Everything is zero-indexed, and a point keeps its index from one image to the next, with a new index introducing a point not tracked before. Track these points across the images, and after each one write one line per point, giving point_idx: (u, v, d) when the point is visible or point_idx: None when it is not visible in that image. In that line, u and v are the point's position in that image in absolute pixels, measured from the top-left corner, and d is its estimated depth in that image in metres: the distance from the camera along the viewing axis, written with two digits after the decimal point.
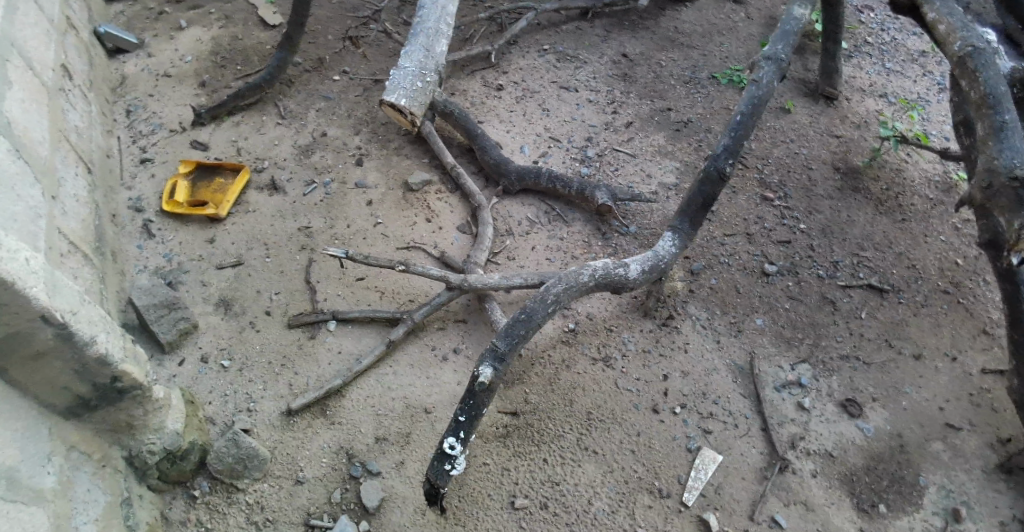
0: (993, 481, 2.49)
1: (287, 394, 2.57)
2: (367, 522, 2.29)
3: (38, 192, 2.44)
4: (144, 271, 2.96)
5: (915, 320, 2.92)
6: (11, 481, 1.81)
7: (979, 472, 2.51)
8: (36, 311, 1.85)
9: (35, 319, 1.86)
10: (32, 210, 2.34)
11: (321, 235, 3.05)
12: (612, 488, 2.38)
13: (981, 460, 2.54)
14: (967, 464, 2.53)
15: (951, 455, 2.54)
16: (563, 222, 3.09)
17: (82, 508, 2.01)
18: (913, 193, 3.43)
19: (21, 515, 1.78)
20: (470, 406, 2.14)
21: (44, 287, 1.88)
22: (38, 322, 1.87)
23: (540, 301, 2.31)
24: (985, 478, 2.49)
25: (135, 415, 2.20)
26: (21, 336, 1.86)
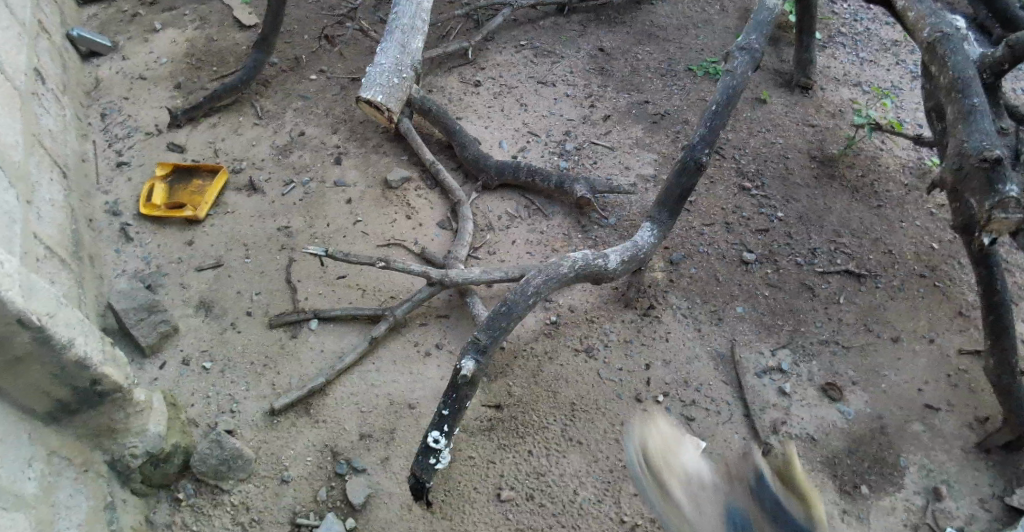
0: (973, 460, 2.53)
1: (270, 394, 2.57)
2: (354, 518, 2.30)
3: (13, 197, 2.41)
4: (123, 275, 2.94)
5: (893, 304, 2.97)
6: None
7: (958, 452, 2.55)
8: (13, 314, 1.84)
9: (12, 323, 1.85)
10: (7, 215, 2.32)
11: (301, 235, 3.04)
12: (598, 477, 2.40)
13: (960, 439, 2.58)
14: (946, 444, 2.57)
15: (930, 435, 2.59)
16: (543, 216, 3.10)
17: (64, 513, 1.99)
18: (888, 179, 3.47)
19: (4, 522, 1.77)
20: (453, 399, 2.19)
21: (20, 291, 1.87)
22: (15, 326, 1.85)
23: (521, 293, 2.33)
24: (965, 457, 2.54)
25: (117, 419, 2.19)
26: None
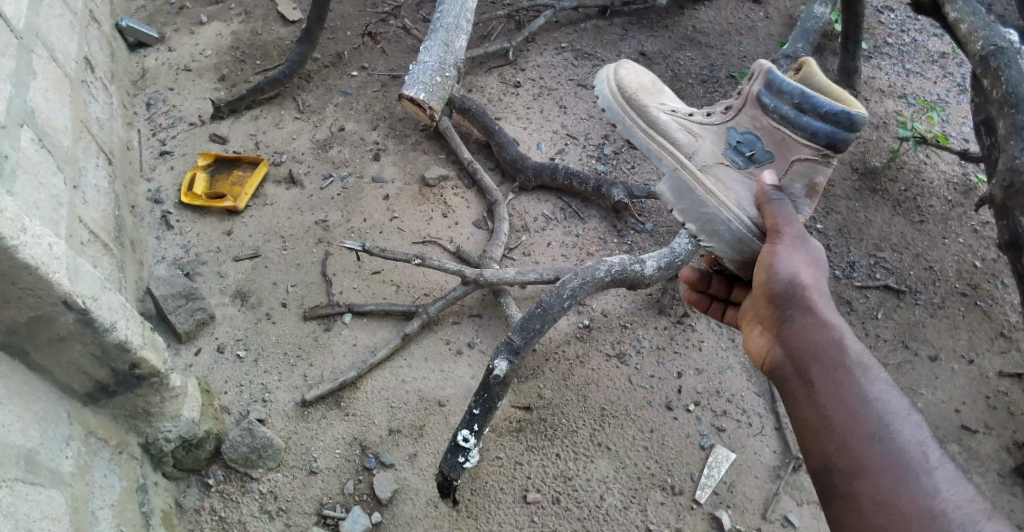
0: (1010, 485, 2.51)
1: (302, 385, 2.60)
2: (380, 512, 2.32)
3: (60, 181, 2.47)
4: (162, 262, 2.99)
5: (932, 322, 2.93)
6: (31, 463, 1.82)
7: (994, 475, 2.53)
8: (59, 295, 1.88)
9: (56, 303, 1.88)
10: (54, 198, 2.38)
11: (338, 229, 3.07)
12: (624, 483, 2.39)
13: (996, 464, 2.56)
14: (982, 466, 2.55)
15: (967, 457, 2.56)
16: (579, 219, 3.09)
17: (99, 493, 2.03)
18: (932, 194, 3.40)
19: (41, 497, 1.80)
20: (484, 399, 2.26)
21: (67, 272, 1.91)
22: (60, 306, 1.90)
23: (556, 296, 2.42)
24: (1001, 481, 2.52)
25: (152, 402, 2.24)
26: (43, 319, 1.89)
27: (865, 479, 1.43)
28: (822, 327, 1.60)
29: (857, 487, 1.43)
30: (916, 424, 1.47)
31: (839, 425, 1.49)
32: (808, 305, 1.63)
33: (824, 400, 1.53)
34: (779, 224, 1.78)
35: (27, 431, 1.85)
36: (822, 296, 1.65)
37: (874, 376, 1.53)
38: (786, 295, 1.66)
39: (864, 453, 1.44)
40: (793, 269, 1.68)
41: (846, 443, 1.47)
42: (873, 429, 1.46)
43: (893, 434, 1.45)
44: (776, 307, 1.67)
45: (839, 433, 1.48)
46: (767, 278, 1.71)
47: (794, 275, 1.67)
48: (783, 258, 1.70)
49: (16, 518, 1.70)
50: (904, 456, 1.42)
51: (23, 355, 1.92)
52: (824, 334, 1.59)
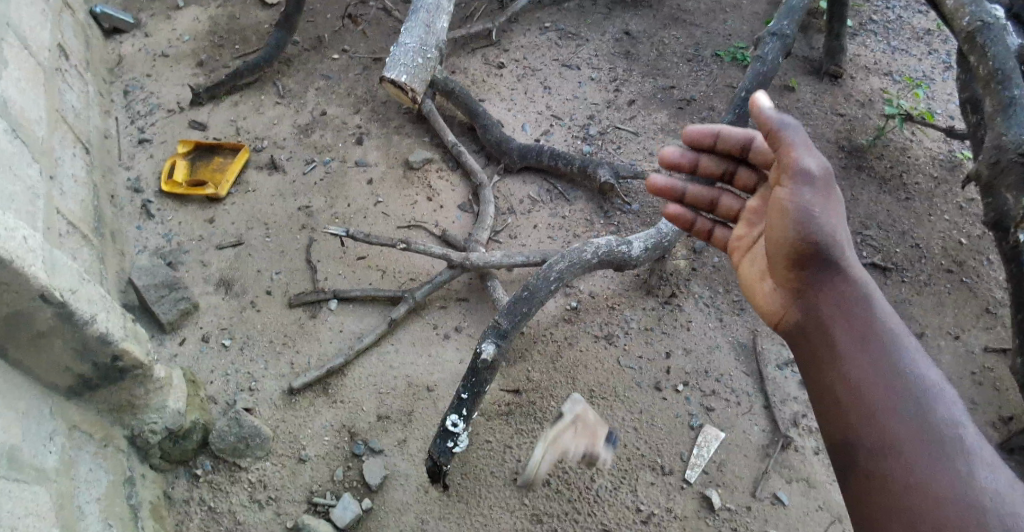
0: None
1: (289, 373, 2.58)
2: (370, 499, 2.32)
3: (35, 172, 2.42)
4: (144, 252, 2.95)
5: (919, 299, 2.97)
6: (14, 460, 1.79)
7: None
8: (36, 289, 1.85)
9: (34, 298, 1.86)
10: (30, 190, 2.33)
11: (322, 215, 3.03)
12: (614, 465, 2.40)
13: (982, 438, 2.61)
14: None
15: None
16: (565, 200, 3.07)
17: (85, 487, 2.01)
18: (918, 170, 3.41)
19: (25, 493, 1.77)
20: (472, 383, 2.25)
21: (43, 266, 1.88)
22: (38, 301, 1.87)
23: (543, 280, 2.39)
24: None
25: (137, 395, 2.22)
26: (22, 316, 1.86)
27: (896, 461, 1.40)
28: (852, 286, 1.61)
29: (886, 468, 1.41)
30: (954, 400, 1.44)
31: (869, 397, 1.48)
32: (835, 262, 1.64)
33: (858, 371, 1.51)
34: (800, 159, 1.64)
35: (9, 428, 1.83)
36: (848, 248, 1.66)
37: (909, 343, 1.53)
38: (814, 250, 1.63)
39: (895, 431, 1.43)
40: (821, 218, 1.63)
41: (878, 418, 1.45)
42: (906, 402, 1.45)
43: (931, 412, 1.42)
44: (803, 262, 1.66)
45: (872, 409, 1.46)
46: (792, 228, 1.65)
47: (818, 223, 1.63)
48: (807, 203, 1.63)
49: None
50: (940, 435, 1.39)
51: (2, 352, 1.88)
52: (853, 292, 1.61)
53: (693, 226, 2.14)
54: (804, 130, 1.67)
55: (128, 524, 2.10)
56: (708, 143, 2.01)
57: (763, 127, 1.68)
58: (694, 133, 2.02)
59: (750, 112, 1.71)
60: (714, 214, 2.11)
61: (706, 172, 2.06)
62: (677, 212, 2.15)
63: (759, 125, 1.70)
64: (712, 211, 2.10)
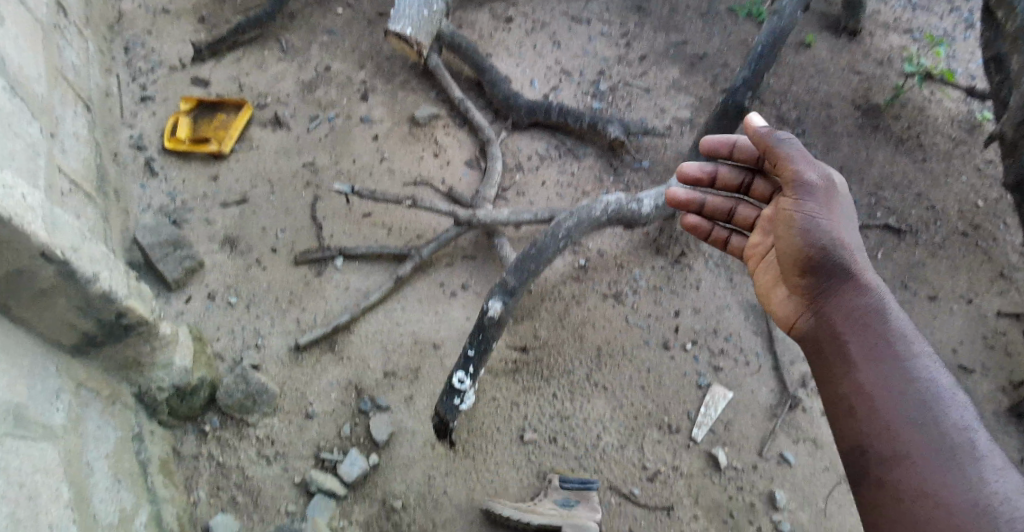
0: (1003, 424, 2.58)
1: (295, 330, 2.58)
2: (377, 454, 2.33)
3: (35, 131, 2.40)
4: (148, 210, 2.92)
5: (933, 262, 2.94)
6: (22, 418, 1.80)
7: (989, 415, 2.59)
8: (36, 247, 1.83)
9: (35, 256, 1.84)
10: (31, 148, 2.32)
11: (327, 172, 3.00)
12: (622, 423, 2.41)
13: (991, 403, 2.62)
14: (978, 407, 2.60)
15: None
16: (574, 158, 3.03)
17: (93, 444, 2.02)
18: (935, 131, 3.33)
19: (33, 450, 1.79)
20: (480, 340, 2.23)
21: (43, 223, 1.86)
22: (40, 260, 1.85)
23: (551, 237, 2.36)
24: (995, 421, 2.58)
25: (143, 352, 2.23)
26: (24, 274, 1.85)
27: (906, 467, 1.54)
28: (860, 293, 1.78)
29: (895, 474, 1.55)
30: (962, 406, 1.58)
31: (875, 398, 1.63)
32: (845, 272, 1.81)
33: (865, 376, 1.67)
34: (801, 175, 1.89)
35: (14, 386, 1.83)
36: (857, 257, 1.83)
37: (918, 350, 1.67)
38: (821, 259, 1.82)
39: (905, 437, 1.57)
40: (825, 229, 1.83)
41: (888, 427, 1.59)
42: (911, 405, 1.59)
43: (940, 419, 1.56)
44: (810, 270, 1.85)
45: (881, 416, 1.61)
46: (799, 239, 1.86)
47: (823, 233, 1.83)
48: (811, 216, 1.85)
49: (8, 473, 1.68)
50: (946, 441, 1.54)
51: (5, 310, 1.88)
52: (862, 301, 1.77)
53: (709, 234, 2.28)
54: (802, 148, 1.94)
55: (138, 480, 2.13)
56: (725, 151, 2.20)
57: (762, 147, 1.96)
58: (712, 143, 2.20)
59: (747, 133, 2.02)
60: (730, 224, 2.26)
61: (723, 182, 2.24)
62: (695, 222, 2.29)
63: (762, 148, 1.96)
64: (728, 221, 2.25)
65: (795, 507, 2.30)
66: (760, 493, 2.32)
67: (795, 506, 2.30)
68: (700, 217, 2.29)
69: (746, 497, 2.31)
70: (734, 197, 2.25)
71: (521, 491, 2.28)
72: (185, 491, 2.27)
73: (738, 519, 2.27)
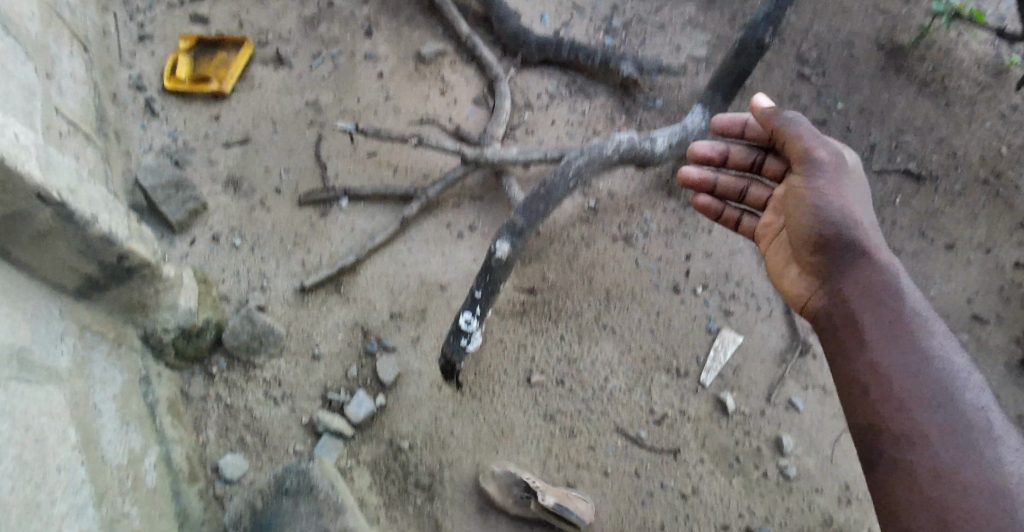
0: (1015, 375, 2.55)
1: (301, 272, 2.55)
2: (384, 396, 2.32)
3: (30, 71, 2.35)
4: (150, 151, 2.86)
5: (951, 210, 2.87)
6: (26, 360, 1.78)
7: (1001, 366, 2.56)
8: (32, 189, 1.81)
9: (31, 198, 1.82)
10: (25, 89, 2.26)
11: (331, 111, 2.94)
12: (630, 366, 2.39)
13: (1004, 354, 2.58)
14: (990, 357, 2.57)
15: (975, 347, 2.59)
16: (585, 96, 2.95)
17: (100, 387, 2.01)
18: (960, 74, 3.21)
19: (39, 394, 1.77)
20: (487, 282, 2.20)
21: (37, 164, 1.84)
22: (36, 202, 1.84)
23: (561, 176, 2.31)
24: (1007, 372, 2.55)
25: (147, 295, 2.22)
26: (22, 216, 1.84)
27: (922, 445, 1.55)
28: (876, 272, 1.82)
29: (912, 452, 1.56)
30: (977, 388, 1.61)
31: (893, 376, 1.65)
32: (860, 251, 1.86)
33: (882, 353, 1.69)
34: (814, 155, 1.99)
35: (18, 329, 1.81)
36: (872, 238, 1.88)
37: (935, 332, 1.70)
38: (835, 237, 1.88)
39: (921, 416, 1.58)
40: (839, 208, 1.90)
41: (905, 405, 1.61)
42: (929, 385, 1.61)
43: (957, 400, 1.59)
44: (826, 248, 1.90)
45: (898, 394, 1.62)
46: (813, 218, 1.93)
47: (837, 211, 1.90)
48: (825, 195, 1.93)
49: (14, 415, 1.66)
50: (963, 420, 1.56)
51: (5, 254, 1.87)
52: (878, 279, 1.81)
53: (720, 214, 2.37)
54: (813, 131, 2.05)
55: (146, 421, 2.13)
56: (737, 130, 2.29)
57: (774, 130, 2.08)
58: (723, 122, 2.30)
59: (754, 116, 2.16)
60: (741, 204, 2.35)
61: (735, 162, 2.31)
62: (707, 202, 2.37)
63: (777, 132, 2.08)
64: (739, 201, 2.34)
65: (802, 453, 2.29)
66: (767, 439, 2.30)
67: (802, 451, 2.29)
68: (712, 198, 2.37)
69: (753, 442, 2.29)
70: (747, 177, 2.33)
71: (527, 432, 2.27)
72: (194, 432, 2.27)
73: (744, 463, 2.26)
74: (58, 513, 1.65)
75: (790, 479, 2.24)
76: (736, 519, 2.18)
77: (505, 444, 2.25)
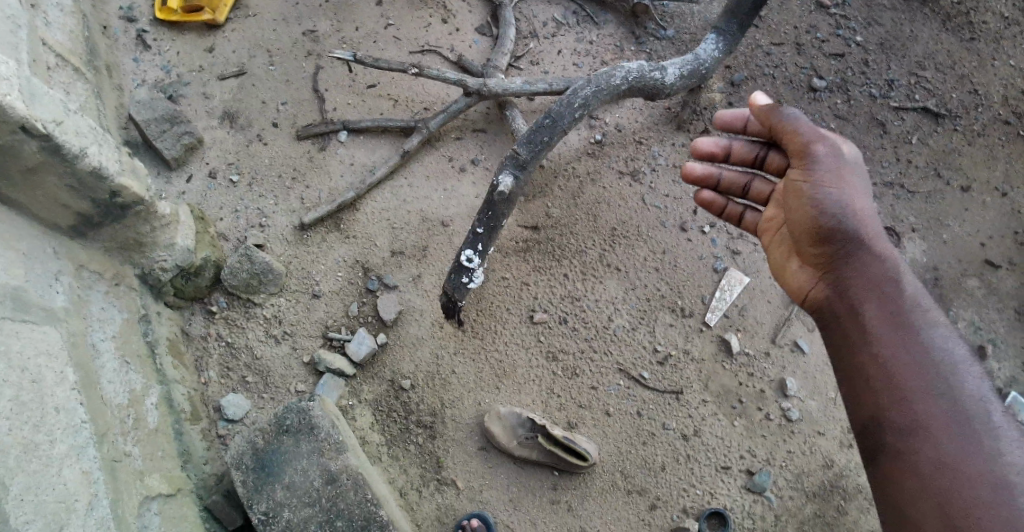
0: None
1: (299, 209, 2.49)
2: (385, 334, 2.28)
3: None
4: (143, 85, 2.75)
5: (969, 150, 2.76)
6: (19, 300, 1.74)
7: (1011, 312, 2.50)
8: (15, 122, 1.73)
9: (16, 131, 1.75)
10: (9, 20, 2.17)
11: (328, 41, 2.83)
12: (634, 304, 2.34)
13: (1016, 299, 2.52)
14: (1000, 303, 2.51)
15: (986, 293, 2.52)
16: (593, 24, 2.84)
17: (98, 325, 1.97)
18: (986, 8, 3.05)
19: (36, 334, 1.72)
20: (489, 218, 2.13)
21: (21, 96, 1.76)
22: (20, 135, 1.76)
23: (566, 106, 2.21)
24: (1017, 318, 2.49)
25: (143, 232, 2.15)
26: (5, 150, 1.77)
27: (925, 439, 1.42)
28: (877, 261, 1.63)
29: (915, 446, 1.42)
30: (981, 376, 1.47)
31: (896, 371, 1.49)
32: (862, 244, 1.66)
33: (884, 351, 1.52)
34: (810, 143, 1.75)
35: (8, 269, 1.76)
36: (873, 226, 1.69)
37: (935, 319, 1.54)
38: (833, 225, 1.68)
39: (923, 408, 1.44)
40: (837, 195, 1.69)
41: (905, 397, 1.46)
42: (934, 380, 1.46)
43: (960, 389, 1.44)
44: (823, 238, 1.70)
45: (898, 385, 1.48)
46: (811, 212, 1.71)
47: (840, 205, 1.68)
48: (820, 182, 1.71)
49: (9, 355, 1.62)
50: (967, 416, 1.42)
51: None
52: (881, 272, 1.62)
53: (724, 211, 2.07)
54: (811, 122, 1.80)
55: (146, 361, 2.08)
56: (740, 127, 2.00)
57: (764, 119, 1.85)
58: (727, 116, 2.01)
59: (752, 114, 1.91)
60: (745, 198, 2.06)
61: (739, 157, 2.01)
62: (709, 198, 2.08)
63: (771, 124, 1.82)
64: (743, 196, 2.04)
65: (806, 395, 2.25)
66: (772, 382, 2.26)
67: (805, 394, 2.25)
68: (712, 194, 2.07)
69: (757, 384, 2.25)
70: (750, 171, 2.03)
71: (528, 371, 2.23)
72: (195, 372, 2.24)
73: (747, 405, 2.22)
74: (58, 453, 1.61)
75: (792, 422, 2.21)
76: (738, 460, 2.15)
77: (506, 383, 2.22)
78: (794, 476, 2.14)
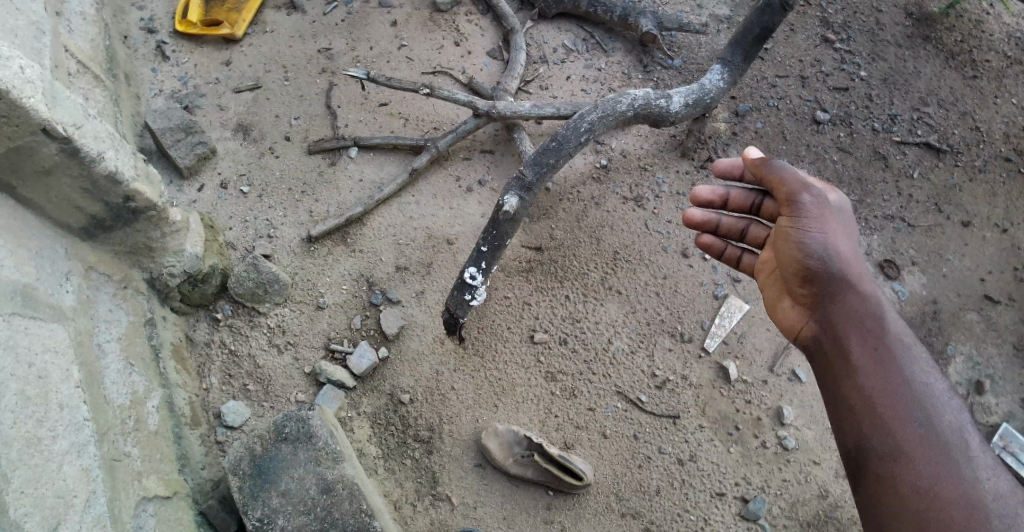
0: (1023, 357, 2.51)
1: (308, 222, 2.53)
2: (386, 348, 2.31)
3: (38, 6, 2.30)
4: (160, 95, 2.80)
5: (970, 186, 2.80)
6: (30, 298, 1.77)
7: (1009, 347, 2.52)
8: (37, 124, 1.77)
9: (36, 133, 1.79)
10: (34, 26, 2.22)
11: (342, 58, 2.89)
12: (633, 328, 2.37)
13: (1014, 335, 2.54)
14: (999, 338, 2.53)
15: (985, 328, 2.55)
16: (602, 51, 2.91)
17: (105, 327, 2.01)
18: (989, 47, 3.10)
19: (44, 331, 1.76)
20: (493, 237, 2.18)
21: (44, 99, 1.80)
22: (40, 136, 1.80)
23: (573, 130, 2.26)
24: (1015, 353, 2.51)
25: (153, 237, 2.19)
26: (24, 150, 1.81)
27: (906, 463, 1.45)
28: (863, 301, 1.64)
29: (897, 471, 1.45)
30: (957, 408, 1.51)
31: (879, 401, 1.52)
32: (848, 285, 1.67)
33: (869, 384, 1.54)
34: (795, 192, 1.77)
35: (22, 266, 1.80)
36: (857, 267, 1.70)
37: (915, 353, 1.58)
38: (818, 267, 1.69)
39: (904, 434, 1.47)
40: (822, 239, 1.70)
41: (886, 424, 1.49)
42: (914, 409, 1.50)
43: (937, 419, 1.49)
44: (810, 279, 1.71)
45: (880, 414, 1.51)
46: (797, 256, 1.73)
47: (824, 250, 1.69)
48: (806, 227, 1.72)
49: (17, 350, 1.65)
50: (945, 444, 1.46)
51: (10, 189, 1.87)
52: (866, 310, 1.64)
53: (723, 253, 2.10)
54: (797, 171, 1.82)
55: (150, 364, 2.11)
56: (737, 176, 2.02)
57: (754, 167, 1.87)
58: (724, 165, 2.02)
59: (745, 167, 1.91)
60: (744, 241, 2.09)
61: (735, 205, 2.03)
62: (709, 241, 2.10)
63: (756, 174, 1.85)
64: (741, 239, 2.07)
65: (802, 424, 2.27)
66: (768, 409, 2.29)
67: (801, 423, 2.27)
68: (712, 237, 2.09)
69: (754, 411, 2.28)
70: (749, 216, 2.05)
71: (528, 390, 2.26)
72: (197, 378, 2.27)
73: (743, 432, 2.24)
74: (60, 449, 1.64)
75: (789, 449, 2.23)
76: (732, 487, 2.16)
77: (505, 401, 2.24)
78: (788, 505, 2.15)
